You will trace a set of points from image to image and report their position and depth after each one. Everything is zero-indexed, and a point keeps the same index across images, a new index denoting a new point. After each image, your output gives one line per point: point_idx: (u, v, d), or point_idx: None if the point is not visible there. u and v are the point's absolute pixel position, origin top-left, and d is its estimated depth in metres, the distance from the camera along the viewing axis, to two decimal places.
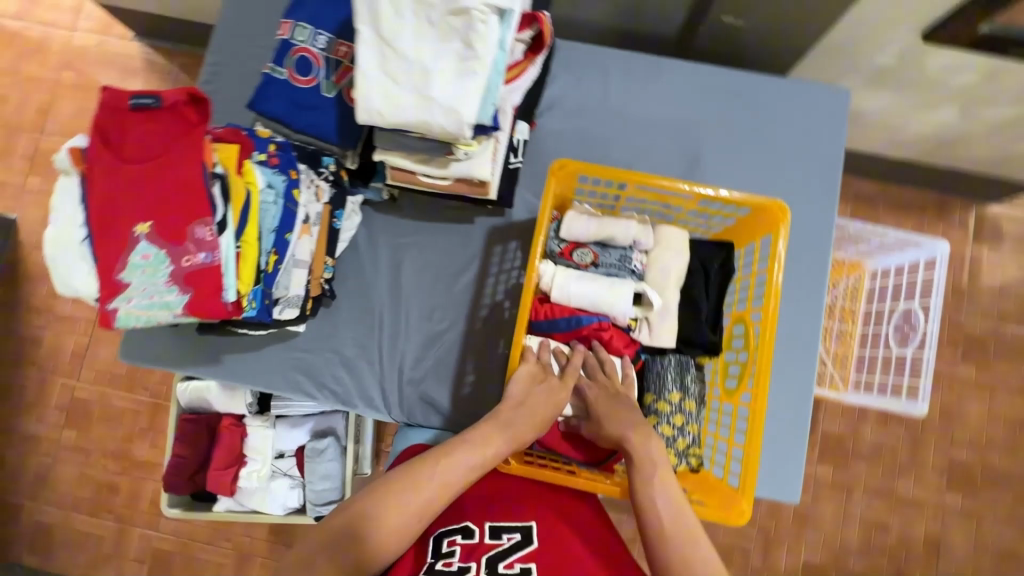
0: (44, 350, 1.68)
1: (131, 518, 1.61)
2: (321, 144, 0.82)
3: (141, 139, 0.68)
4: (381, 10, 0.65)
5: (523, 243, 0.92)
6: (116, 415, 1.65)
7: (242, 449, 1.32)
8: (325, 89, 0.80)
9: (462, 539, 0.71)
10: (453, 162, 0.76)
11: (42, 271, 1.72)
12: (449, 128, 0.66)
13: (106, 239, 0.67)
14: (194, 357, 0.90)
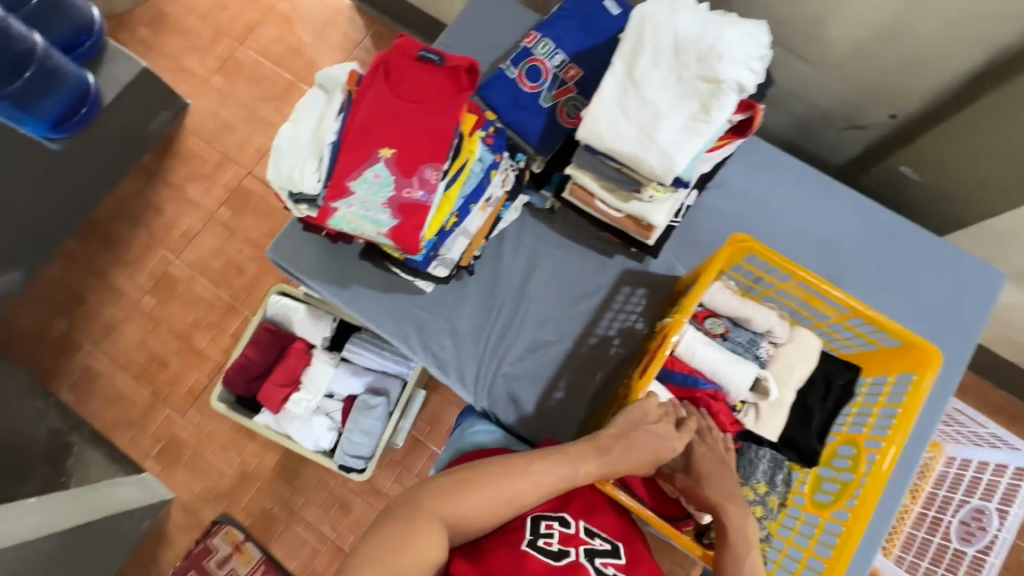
0: (161, 221, 1.83)
1: (165, 397, 1.69)
2: (520, 141, 0.91)
3: (414, 84, 0.78)
4: (641, 54, 0.73)
5: (650, 294, 0.97)
6: (194, 301, 1.77)
7: (301, 375, 1.38)
8: (544, 99, 0.90)
9: (559, 527, 0.79)
10: (634, 199, 0.83)
11: (189, 155, 1.89)
12: (657, 169, 0.73)
13: (353, 150, 0.76)
14: (327, 275, 0.98)
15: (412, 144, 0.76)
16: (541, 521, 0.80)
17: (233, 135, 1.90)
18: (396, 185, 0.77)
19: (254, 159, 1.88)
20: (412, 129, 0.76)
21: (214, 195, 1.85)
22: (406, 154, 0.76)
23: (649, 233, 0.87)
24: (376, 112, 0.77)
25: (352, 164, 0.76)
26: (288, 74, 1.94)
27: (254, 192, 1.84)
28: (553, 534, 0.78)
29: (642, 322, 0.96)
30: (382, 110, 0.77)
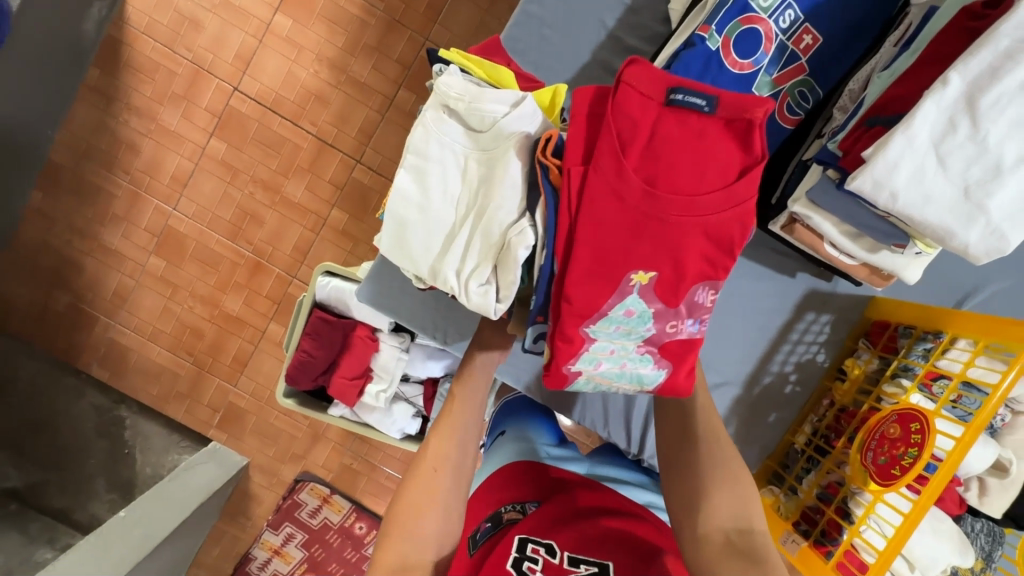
0: (142, 161, 1.47)
1: (210, 367, 1.55)
2: None
3: (672, 159, 0.68)
4: (988, 86, 0.61)
5: (834, 320, 0.95)
6: (212, 259, 1.51)
7: (370, 363, 1.21)
8: (758, 86, 0.79)
9: (544, 553, 0.68)
10: (885, 250, 0.75)
11: (147, 65, 1.43)
12: (975, 252, 0.65)
13: (596, 281, 0.71)
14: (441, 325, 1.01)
15: (680, 264, 0.72)
16: (527, 543, 0.69)
17: (202, 33, 1.42)
18: (657, 318, 0.77)
19: (238, 69, 1.43)
20: (687, 237, 0.70)
21: (198, 123, 1.45)
22: (667, 279, 0.73)
23: (883, 281, 0.82)
24: (623, 218, 0.69)
25: (603, 297, 0.72)
26: None
27: (250, 116, 1.45)
28: (537, 560, 0.67)
29: (823, 354, 0.96)
30: (627, 214, 0.69)
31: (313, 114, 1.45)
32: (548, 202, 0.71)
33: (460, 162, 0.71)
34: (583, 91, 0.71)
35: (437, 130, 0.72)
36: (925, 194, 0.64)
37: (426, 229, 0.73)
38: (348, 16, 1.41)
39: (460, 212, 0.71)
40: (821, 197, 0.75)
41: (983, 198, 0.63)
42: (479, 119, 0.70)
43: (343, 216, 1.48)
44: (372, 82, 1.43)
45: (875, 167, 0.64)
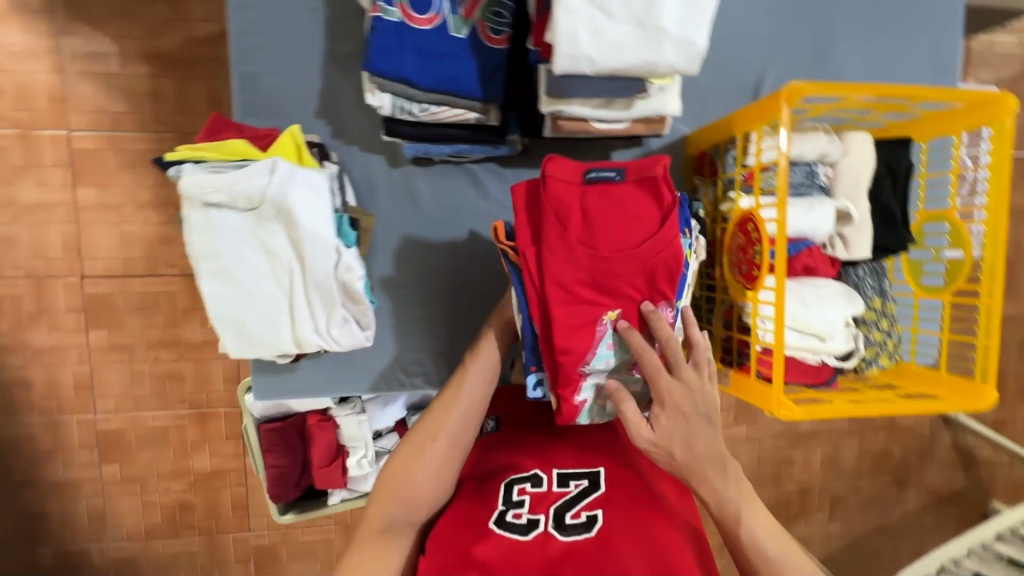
0: (38, 390, 1.43)
1: (218, 527, 1.54)
2: (455, 100, 0.84)
3: (603, 222, 0.80)
4: None
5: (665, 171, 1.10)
6: (159, 435, 1.49)
7: (339, 440, 1.22)
8: (455, 29, 0.82)
9: (531, 488, 0.85)
10: (636, 102, 0.85)
11: None
12: (675, 60, 0.74)
13: (594, 332, 0.80)
14: (338, 375, 1.07)
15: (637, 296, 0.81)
16: (512, 486, 0.85)
17: (20, 247, 1.38)
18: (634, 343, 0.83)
19: (74, 257, 1.40)
20: (633, 279, 0.80)
21: (68, 326, 1.42)
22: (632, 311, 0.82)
23: (661, 125, 0.91)
24: (578, 276, 0.79)
25: (587, 340, 0.80)
26: (8, 127, 1.35)
27: (111, 292, 1.43)
28: (524, 501, 0.83)
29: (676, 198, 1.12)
30: (583, 274, 0.79)
31: (167, 257, 1.44)
32: (515, 281, 0.85)
33: (253, 240, 0.87)
34: (521, 184, 0.84)
35: (210, 225, 0.85)
36: (611, 43, 0.71)
37: (257, 306, 0.89)
38: (141, 154, 1.40)
39: (279, 278, 0.89)
40: (557, 88, 0.80)
41: (655, 22, 0.71)
42: (248, 201, 0.85)
43: None
44: None
45: (560, 46, 0.71)
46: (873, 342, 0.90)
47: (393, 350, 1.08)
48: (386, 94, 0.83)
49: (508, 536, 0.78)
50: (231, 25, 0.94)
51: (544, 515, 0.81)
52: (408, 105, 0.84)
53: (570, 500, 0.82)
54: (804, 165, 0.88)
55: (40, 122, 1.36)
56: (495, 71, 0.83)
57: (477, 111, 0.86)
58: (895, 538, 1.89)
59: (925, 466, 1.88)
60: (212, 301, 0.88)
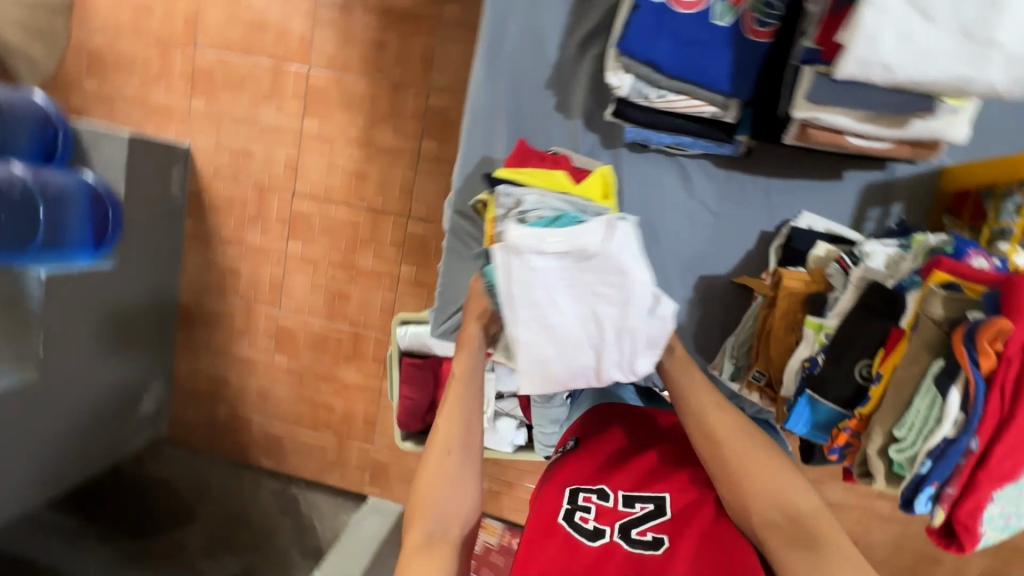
0: (244, 279, 1.73)
1: (348, 433, 1.76)
2: (700, 90, 0.86)
3: None
4: None
5: (908, 204, 1.01)
6: (321, 341, 1.72)
7: (465, 391, 1.30)
8: (719, 16, 0.83)
9: (597, 498, 0.75)
10: (915, 120, 0.81)
11: (223, 203, 1.69)
12: (991, 76, 0.68)
13: (1011, 451, 0.64)
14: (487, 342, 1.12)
15: None
16: (578, 493, 0.76)
17: (254, 161, 1.65)
18: None
19: (290, 176, 1.65)
20: None
21: (275, 233, 1.68)
22: None
23: (931, 151, 0.86)
24: None
25: (1019, 467, 0.65)
26: (266, 58, 1.60)
27: (312, 212, 1.65)
28: (590, 508, 0.74)
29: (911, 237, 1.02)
30: None
31: (360, 190, 1.62)
32: (978, 397, 0.64)
33: (576, 294, 0.78)
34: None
35: (535, 276, 0.78)
36: (920, 52, 0.68)
37: (567, 354, 0.80)
38: (360, 96, 1.58)
39: (594, 331, 0.78)
40: (821, 95, 0.80)
41: (987, 33, 0.67)
42: (579, 253, 0.76)
43: (412, 268, 1.63)
44: (397, 143, 1.58)
45: (854, 48, 0.68)
46: None
47: None
48: (629, 76, 0.86)
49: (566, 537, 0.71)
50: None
51: (610, 529, 0.71)
52: (647, 89, 0.87)
53: (635, 520, 0.71)
54: None
55: (290, 57, 1.59)
56: (751, 66, 0.84)
57: (716, 106, 0.87)
58: None
59: None
60: (524, 347, 0.80)
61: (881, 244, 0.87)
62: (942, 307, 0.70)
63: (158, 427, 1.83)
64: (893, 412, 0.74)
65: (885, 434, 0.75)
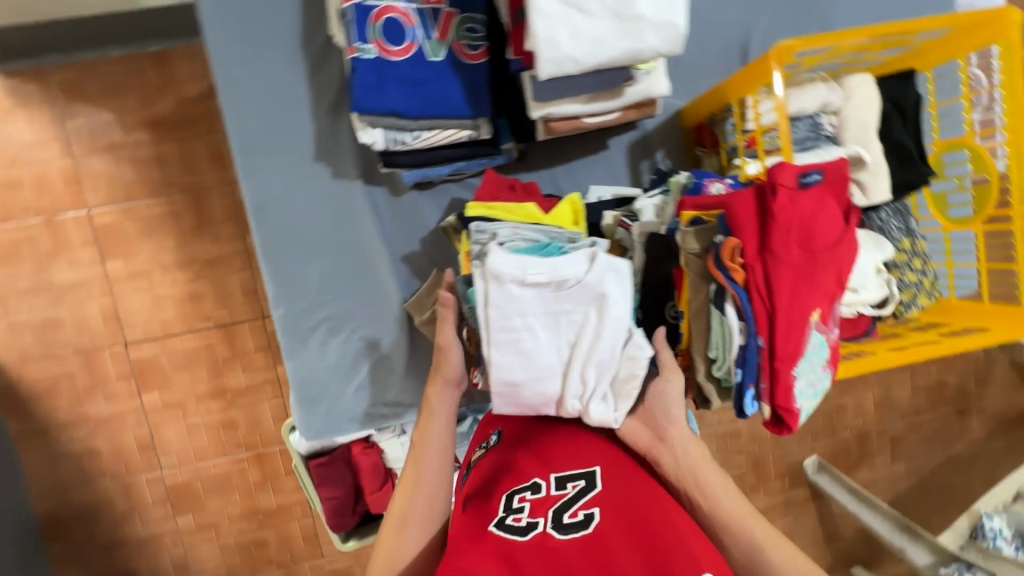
0: (106, 456, 1.51)
1: (294, 559, 1.61)
2: (447, 120, 0.88)
3: (808, 223, 0.68)
4: None
5: (666, 151, 1.12)
6: (224, 480, 1.55)
7: (385, 464, 1.26)
8: (433, 52, 0.85)
9: (531, 495, 0.67)
10: (627, 88, 0.86)
11: (46, 386, 1.47)
12: (657, 42, 0.75)
13: (785, 337, 0.68)
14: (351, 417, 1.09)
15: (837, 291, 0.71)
16: (512, 495, 0.67)
17: (65, 327, 1.46)
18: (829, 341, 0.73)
19: (115, 327, 1.47)
20: (837, 273, 0.70)
21: (122, 393, 1.49)
22: (832, 309, 0.72)
23: (653, 107, 0.92)
24: (791, 277, 0.67)
25: (803, 345, 0.68)
26: (33, 216, 1.42)
27: (156, 355, 1.49)
28: (524, 507, 0.65)
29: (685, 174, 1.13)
30: (796, 279, 0.68)
31: (200, 311, 1.49)
32: (745, 305, 0.69)
33: (549, 326, 0.68)
34: (740, 193, 0.70)
35: (512, 309, 0.67)
36: (591, 40, 0.73)
37: (542, 396, 0.68)
38: (159, 219, 1.45)
39: (579, 369, 0.68)
40: (544, 92, 0.82)
41: (632, 11, 0.73)
42: (558, 283, 0.67)
43: None
44: (221, 251, 1.48)
45: (540, 52, 0.72)
46: (910, 285, 0.90)
47: (388, 390, 1.11)
48: (378, 129, 0.86)
49: (498, 539, 0.61)
50: (219, 93, 0.96)
51: (544, 520, 0.63)
52: (401, 135, 0.87)
53: (568, 503, 0.65)
54: (807, 118, 0.87)
55: (60, 206, 1.42)
56: (480, 83, 0.87)
57: (469, 129, 0.90)
58: (965, 471, 1.86)
59: (985, 391, 1.84)
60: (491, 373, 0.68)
61: (647, 197, 0.93)
62: (695, 240, 0.74)
63: None
64: (701, 338, 0.76)
65: (704, 361, 0.77)
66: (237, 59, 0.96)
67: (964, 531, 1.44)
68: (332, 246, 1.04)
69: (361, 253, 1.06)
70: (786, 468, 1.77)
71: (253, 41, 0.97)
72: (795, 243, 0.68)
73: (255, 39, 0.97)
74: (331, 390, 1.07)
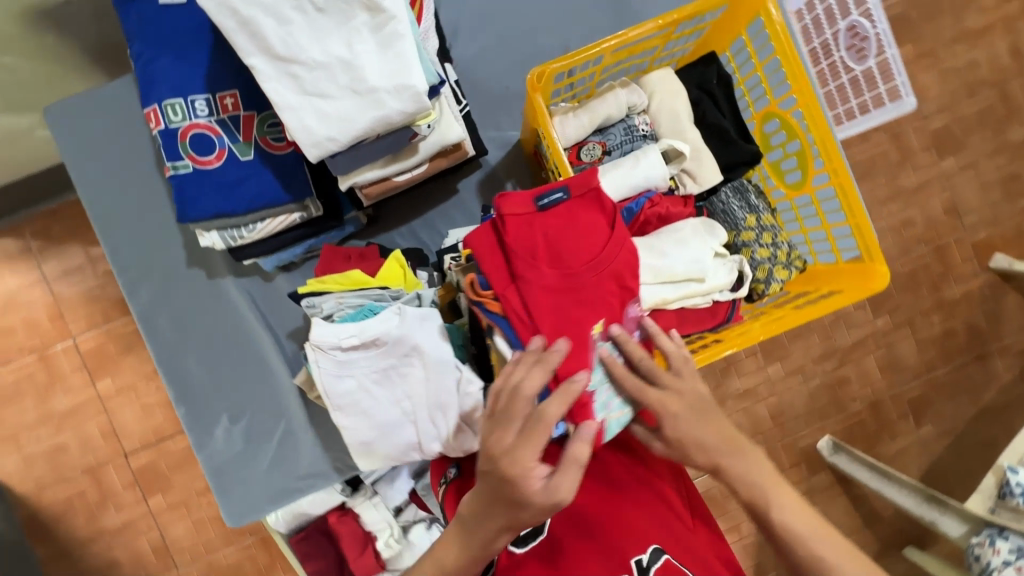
0: (127, 565, 1.59)
1: None
2: (272, 208, 0.94)
3: (547, 245, 0.77)
4: (269, 39, 0.78)
5: (516, 180, 1.15)
6: (236, 569, 1.60)
7: (363, 529, 1.27)
8: (241, 153, 0.92)
9: (483, 521, 0.80)
10: (421, 143, 0.91)
11: (64, 508, 1.58)
12: (402, 104, 0.79)
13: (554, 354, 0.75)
14: (275, 496, 1.11)
15: (610, 298, 0.77)
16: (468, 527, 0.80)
17: (70, 450, 1.58)
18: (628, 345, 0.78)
19: (113, 441, 1.58)
20: (600, 283, 0.76)
21: (131, 501, 1.59)
22: (615, 317, 0.77)
23: (461, 151, 0.97)
24: (543, 298, 0.76)
25: (583, 358, 0.75)
26: (27, 355, 1.56)
27: (154, 459, 1.59)
28: (480, 535, 0.78)
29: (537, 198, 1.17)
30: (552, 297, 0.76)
31: None
32: (505, 330, 0.78)
33: (384, 380, 0.88)
34: (483, 231, 0.80)
35: (344, 371, 0.88)
36: (340, 118, 0.79)
37: (387, 433, 0.89)
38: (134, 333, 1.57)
39: (408, 408, 0.88)
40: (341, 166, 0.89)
41: (367, 84, 0.79)
42: (376, 342, 0.86)
43: None
44: None
45: (300, 139, 0.80)
46: (763, 261, 0.90)
47: (297, 462, 1.11)
48: (214, 232, 0.95)
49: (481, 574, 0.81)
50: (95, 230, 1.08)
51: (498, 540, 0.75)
52: (236, 231, 0.95)
53: None
54: (620, 123, 0.94)
55: (49, 341, 1.56)
56: (292, 170, 0.93)
57: (298, 211, 0.96)
58: (1004, 420, 1.70)
59: (1001, 330, 1.70)
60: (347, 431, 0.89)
61: None
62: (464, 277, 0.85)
63: None
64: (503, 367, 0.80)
65: None
66: (105, 196, 1.08)
67: (993, 490, 1.30)
68: (217, 335, 1.11)
69: (245, 339, 1.11)
70: (799, 454, 1.67)
71: (114, 178, 1.08)
72: (540, 267, 0.76)
73: (115, 175, 1.08)
74: (249, 471, 1.10)
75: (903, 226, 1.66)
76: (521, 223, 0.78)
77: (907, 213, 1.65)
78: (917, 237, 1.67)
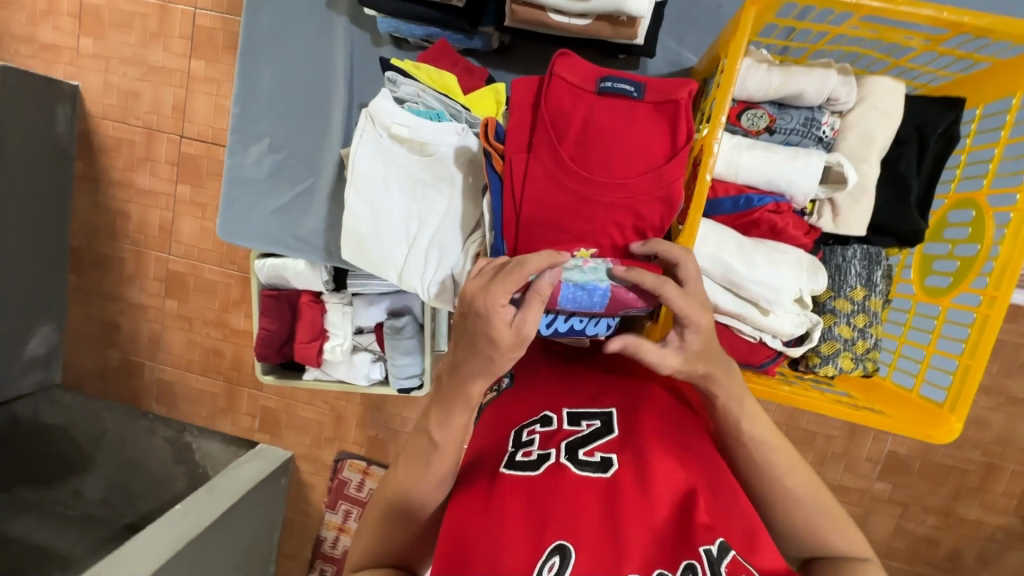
0: (134, 223, 1.72)
1: (239, 380, 1.76)
2: None
3: (583, 135, 0.75)
4: None
5: None
6: (210, 286, 1.71)
7: (323, 324, 1.31)
8: None
9: (541, 429, 0.66)
10: None
11: (114, 145, 1.69)
12: None
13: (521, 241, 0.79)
14: (269, 234, 1.11)
15: (615, 224, 0.77)
16: (520, 432, 0.67)
17: (142, 101, 1.65)
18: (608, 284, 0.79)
19: (178, 119, 1.64)
20: (615, 206, 0.76)
21: (163, 176, 1.68)
22: (606, 249, 0.78)
23: (631, 29, 0.86)
24: (547, 180, 0.76)
25: None
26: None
27: (200, 155, 1.65)
28: (533, 441, 0.65)
29: None
30: (563, 189, 0.76)
31: None
32: (493, 188, 0.82)
33: (407, 188, 0.96)
34: (528, 84, 0.79)
35: (380, 154, 0.95)
36: None
37: (382, 240, 0.96)
38: None
39: (414, 230, 0.95)
40: None
41: None
42: (422, 148, 0.93)
43: None
44: None
45: None
46: (837, 338, 0.86)
47: (298, 218, 1.11)
48: None
49: (512, 479, 0.60)
50: None
51: (556, 452, 0.62)
52: None
53: (582, 439, 0.64)
54: (806, 110, 0.85)
55: None
56: None
57: None
58: None
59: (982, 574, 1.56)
60: (350, 215, 0.97)
61: None
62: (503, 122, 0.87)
63: (50, 370, 1.83)
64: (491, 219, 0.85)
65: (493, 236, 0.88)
66: None
67: None
68: (300, 62, 1.10)
69: (321, 81, 1.10)
70: None
71: None
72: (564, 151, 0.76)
73: None
74: (262, 200, 1.12)
75: (976, 424, 1.48)
76: (570, 96, 0.76)
77: (991, 416, 1.46)
78: (981, 442, 1.49)
